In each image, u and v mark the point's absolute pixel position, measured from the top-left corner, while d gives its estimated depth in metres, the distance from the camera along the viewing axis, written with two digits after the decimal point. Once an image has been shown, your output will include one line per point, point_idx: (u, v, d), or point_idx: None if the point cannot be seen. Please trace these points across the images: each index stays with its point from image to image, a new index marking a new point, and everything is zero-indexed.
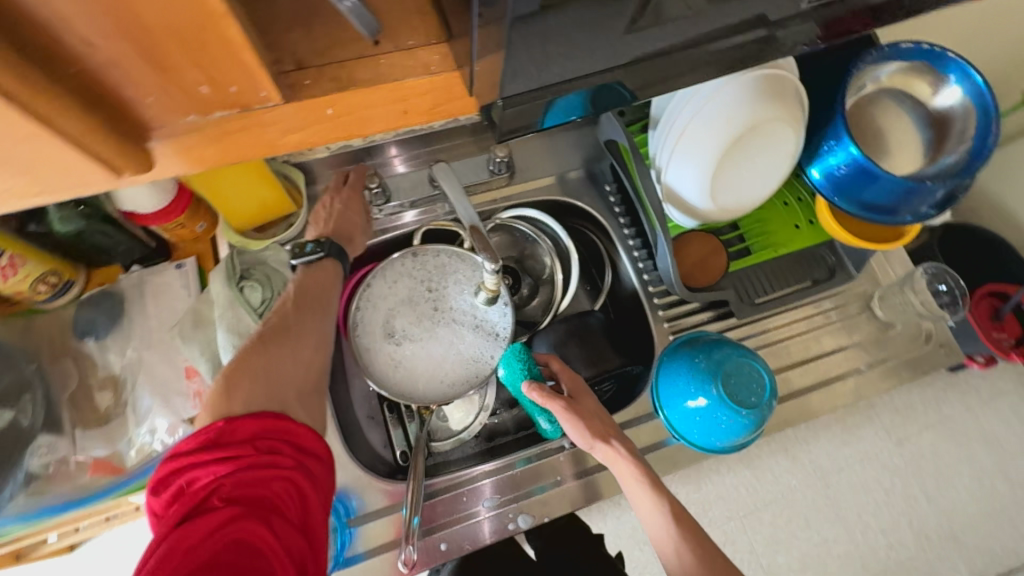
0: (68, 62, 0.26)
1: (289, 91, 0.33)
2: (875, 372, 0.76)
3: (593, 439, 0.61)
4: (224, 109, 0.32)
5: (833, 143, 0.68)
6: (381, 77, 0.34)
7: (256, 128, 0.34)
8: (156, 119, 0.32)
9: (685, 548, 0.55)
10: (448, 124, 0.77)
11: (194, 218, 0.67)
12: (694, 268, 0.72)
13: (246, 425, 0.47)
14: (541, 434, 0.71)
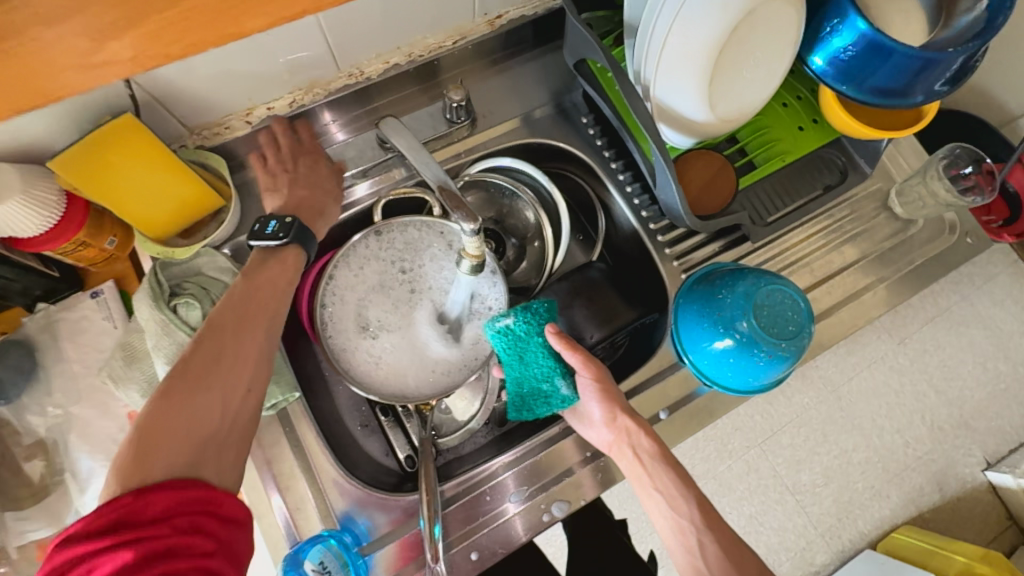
0: None
1: None
2: (902, 276, 0.70)
3: (615, 411, 0.55)
4: None
5: (836, 22, 0.58)
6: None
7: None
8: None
9: (708, 539, 0.49)
10: (387, 72, 0.64)
11: (98, 234, 0.55)
12: (701, 193, 0.63)
13: (161, 497, 0.38)
14: (531, 407, 0.59)
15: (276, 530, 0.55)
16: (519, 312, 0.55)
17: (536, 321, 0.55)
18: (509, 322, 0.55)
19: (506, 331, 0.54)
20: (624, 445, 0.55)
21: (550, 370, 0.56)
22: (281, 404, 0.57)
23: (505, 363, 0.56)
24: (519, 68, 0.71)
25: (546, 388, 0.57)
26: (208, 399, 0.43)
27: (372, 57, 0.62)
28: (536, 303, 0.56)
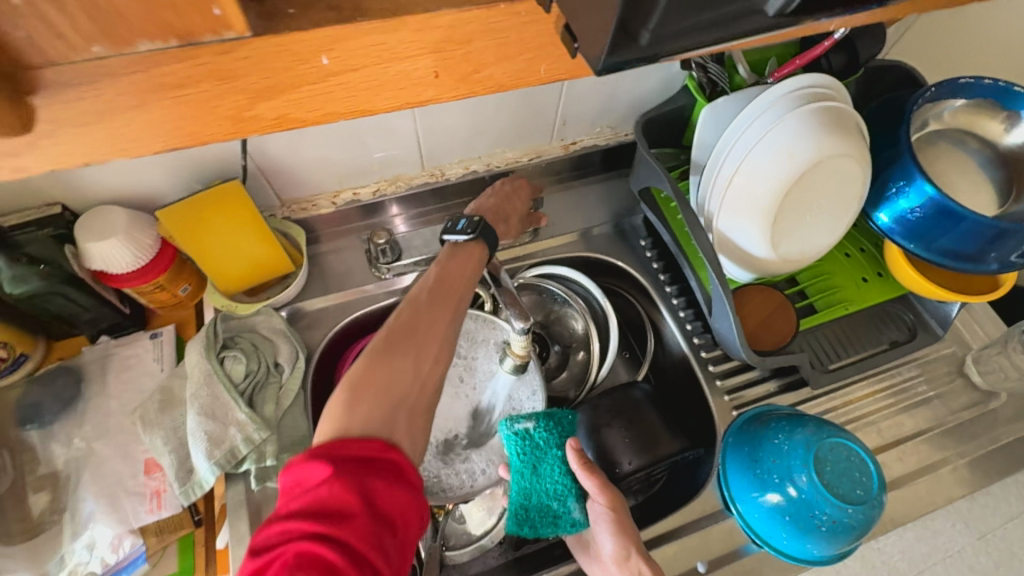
0: None
1: (282, 28, 0.23)
2: (984, 455, 0.63)
3: (629, 548, 0.50)
4: (156, 40, 0.21)
5: (903, 184, 0.60)
6: (409, 7, 0.24)
7: (212, 83, 0.23)
8: (72, 58, 0.21)
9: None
10: (465, 176, 0.70)
11: (175, 280, 0.58)
12: (760, 329, 0.62)
13: (348, 485, 0.36)
14: (535, 525, 0.54)
15: None
16: (540, 419, 0.55)
17: (555, 431, 0.54)
18: (529, 427, 0.54)
19: (523, 434, 0.54)
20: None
21: (564, 489, 0.54)
22: None
23: (517, 470, 0.54)
24: (584, 189, 0.76)
25: (556, 506, 0.54)
26: (402, 365, 0.44)
27: (454, 161, 0.69)
28: (559, 414, 0.56)
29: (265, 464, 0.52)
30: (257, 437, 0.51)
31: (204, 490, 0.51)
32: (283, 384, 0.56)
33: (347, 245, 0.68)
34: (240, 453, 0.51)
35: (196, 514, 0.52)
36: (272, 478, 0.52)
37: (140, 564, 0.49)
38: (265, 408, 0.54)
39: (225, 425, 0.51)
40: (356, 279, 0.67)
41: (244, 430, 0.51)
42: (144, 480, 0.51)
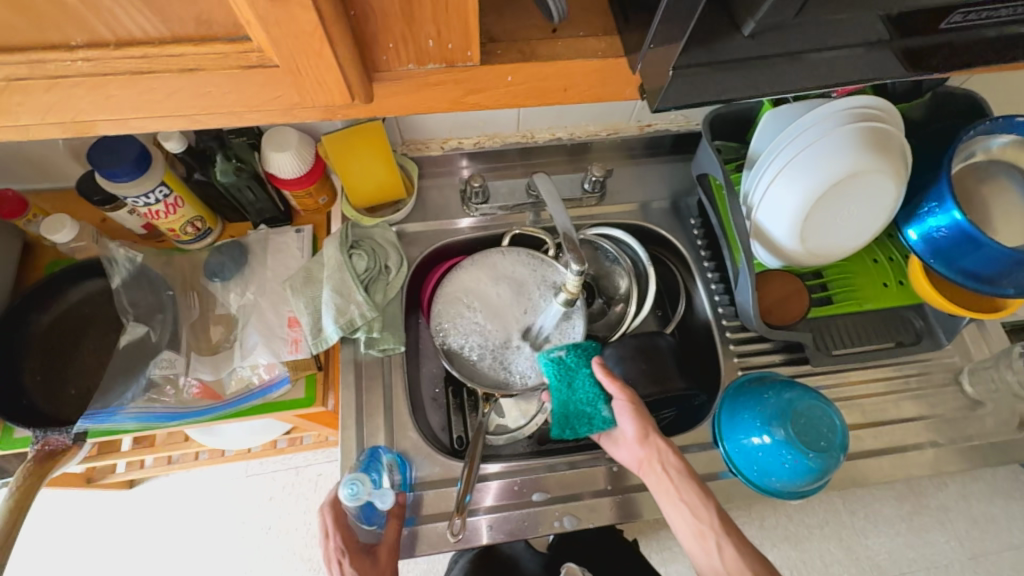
0: (352, 5, 0.31)
1: (485, 57, 0.37)
2: (957, 450, 0.72)
3: (646, 430, 0.63)
4: (436, 63, 0.36)
5: (934, 205, 0.68)
6: (559, 56, 0.38)
7: (448, 84, 0.37)
8: (386, 65, 0.36)
9: (727, 545, 0.56)
10: (550, 141, 0.84)
11: (319, 190, 0.76)
12: (776, 305, 0.73)
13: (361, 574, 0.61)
14: (574, 427, 0.68)
15: (350, 443, 0.68)
16: (569, 348, 0.69)
17: (582, 354, 0.68)
18: (562, 353, 0.68)
19: (557, 359, 0.68)
20: (654, 463, 0.63)
21: (595, 396, 0.67)
22: (388, 351, 0.72)
23: (556, 387, 0.67)
24: (651, 167, 0.87)
25: (589, 410, 0.67)
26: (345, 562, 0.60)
27: (544, 127, 0.83)
28: (583, 344, 0.70)
29: (372, 335, 0.70)
30: (369, 314, 0.69)
31: (327, 345, 0.69)
32: (389, 282, 0.74)
33: (446, 184, 0.84)
34: (356, 323, 0.68)
35: (318, 361, 0.71)
36: (375, 346, 0.70)
37: (282, 386, 0.68)
38: (376, 295, 0.71)
39: (348, 301, 0.69)
40: (449, 213, 0.82)
41: (360, 308, 0.69)
42: (287, 330, 0.70)
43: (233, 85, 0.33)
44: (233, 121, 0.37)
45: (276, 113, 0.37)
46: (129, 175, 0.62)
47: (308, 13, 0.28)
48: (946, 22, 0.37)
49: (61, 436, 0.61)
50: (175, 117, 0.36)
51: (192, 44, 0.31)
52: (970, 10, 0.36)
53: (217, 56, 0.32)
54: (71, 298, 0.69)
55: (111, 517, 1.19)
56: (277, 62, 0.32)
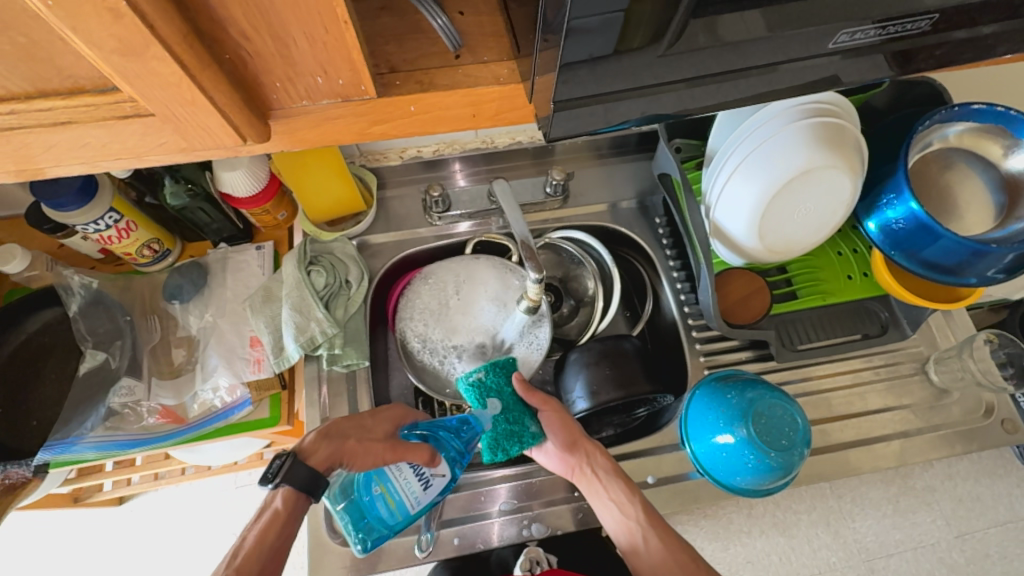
0: (223, 50, 0.31)
1: (384, 89, 0.38)
2: (925, 439, 0.73)
3: (575, 439, 0.64)
4: (330, 98, 0.36)
5: (892, 196, 0.67)
6: (459, 83, 0.39)
7: (349, 117, 0.38)
8: (279, 102, 0.36)
9: (652, 536, 0.61)
10: (511, 146, 0.84)
11: (277, 207, 0.75)
12: (735, 306, 0.73)
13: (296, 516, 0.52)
14: (506, 449, 0.62)
15: None
16: (487, 368, 0.66)
17: (501, 373, 0.65)
18: (481, 376, 0.65)
19: (476, 383, 0.64)
20: (583, 468, 0.64)
21: (519, 412, 0.64)
22: (352, 366, 0.71)
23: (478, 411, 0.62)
24: (617, 166, 0.86)
25: (517, 428, 0.63)
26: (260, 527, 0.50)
27: (503, 132, 0.82)
28: (502, 360, 0.67)
29: (334, 352, 0.70)
30: (330, 331, 0.68)
31: (291, 363, 0.69)
32: (351, 296, 0.73)
33: (408, 193, 0.83)
34: (316, 341, 0.68)
35: (282, 380, 0.71)
36: (337, 363, 0.70)
37: (244, 407, 0.68)
38: (337, 312, 0.71)
39: (307, 319, 0.68)
40: (412, 222, 0.82)
41: (321, 325, 0.68)
42: (249, 350, 0.70)
43: (112, 135, 0.34)
44: (137, 164, 0.37)
45: (172, 153, 0.37)
46: (74, 203, 0.61)
47: (168, 64, 0.29)
48: (834, 42, 0.42)
49: (20, 468, 0.60)
50: (72, 163, 0.36)
51: (60, 98, 0.31)
52: (854, 30, 0.41)
53: (90, 108, 0.32)
54: (28, 329, 0.68)
55: (100, 536, 1.19)
56: (152, 110, 0.32)
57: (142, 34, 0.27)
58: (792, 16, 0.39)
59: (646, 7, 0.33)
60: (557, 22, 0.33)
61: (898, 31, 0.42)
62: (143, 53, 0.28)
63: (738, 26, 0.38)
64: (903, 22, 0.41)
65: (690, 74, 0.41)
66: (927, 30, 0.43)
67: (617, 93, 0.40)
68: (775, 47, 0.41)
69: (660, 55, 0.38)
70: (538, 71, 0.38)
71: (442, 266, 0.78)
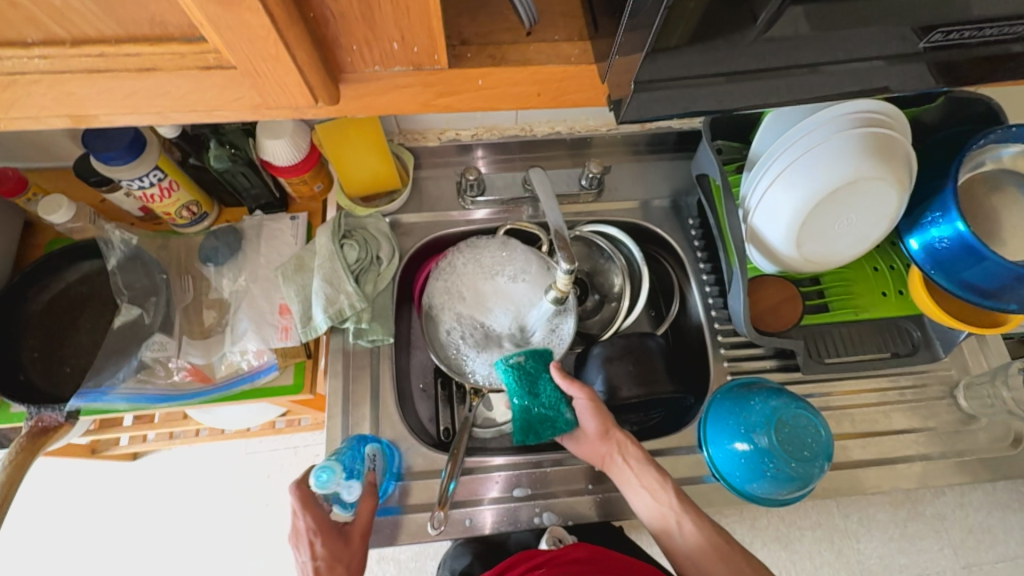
0: (310, 9, 0.31)
1: (455, 61, 0.38)
2: (948, 464, 0.71)
3: (608, 427, 0.66)
4: (402, 65, 0.37)
5: (937, 214, 0.66)
6: (529, 60, 0.39)
7: (417, 87, 0.38)
8: (351, 66, 0.36)
9: (687, 522, 0.62)
10: (549, 135, 0.83)
11: (314, 178, 0.76)
12: (766, 312, 0.73)
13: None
14: (537, 431, 0.68)
15: (336, 431, 0.69)
16: (526, 354, 0.71)
17: (540, 360, 0.70)
18: (520, 360, 0.70)
19: (515, 365, 0.69)
20: (616, 456, 0.65)
21: (555, 399, 0.69)
22: (377, 342, 0.72)
23: (516, 392, 0.67)
24: (654, 164, 0.86)
25: (552, 413, 0.68)
26: None
27: (542, 121, 0.82)
28: (541, 350, 0.72)
29: (361, 325, 0.70)
30: (358, 304, 0.69)
31: (317, 333, 0.70)
32: (380, 273, 0.74)
33: (443, 175, 0.83)
34: (345, 313, 0.69)
35: (307, 349, 0.72)
36: (364, 336, 0.71)
37: (270, 371, 0.69)
38: (366, 286, 0.71)
39: (338, 291, 0.69)
40: (445, 204, 0.82)
41: (350, 298, 0.69)
42: (278, 317, 0.71)
43: (191, 86, 0.35)
44: (205, 118, 0.38)
45: (241, 110, 0.38)
46: (122, 158, 0.62)
47: (259, 16, 0.29)
48: (926, 41, 0.40)
49: (54, 413, 0.63)
50: (146, 112, 0.37)
51: (147, 44, 0.32)
52: (950, 30, 0.39)
53: (175, 56, 0.32)
54: (67, 279, 0.69)
55: (113, 488, 1.22)
56: (233, 63, 0.33)
57: None
58: (872, 12, 0.37)
59: None
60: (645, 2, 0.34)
61: (995, 35, 0.40)
62: (238, 3, 0.28)
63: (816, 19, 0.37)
64: (1002, 26, 0.39)
65: (758, 66, 0.40)
66: (1023, 37, 0.41)
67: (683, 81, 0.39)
68: (850, 47, 0.40)
69: (728, 49, 0.38)
70: (619, 50, 0.38)
71: (501, 248, 0.77)
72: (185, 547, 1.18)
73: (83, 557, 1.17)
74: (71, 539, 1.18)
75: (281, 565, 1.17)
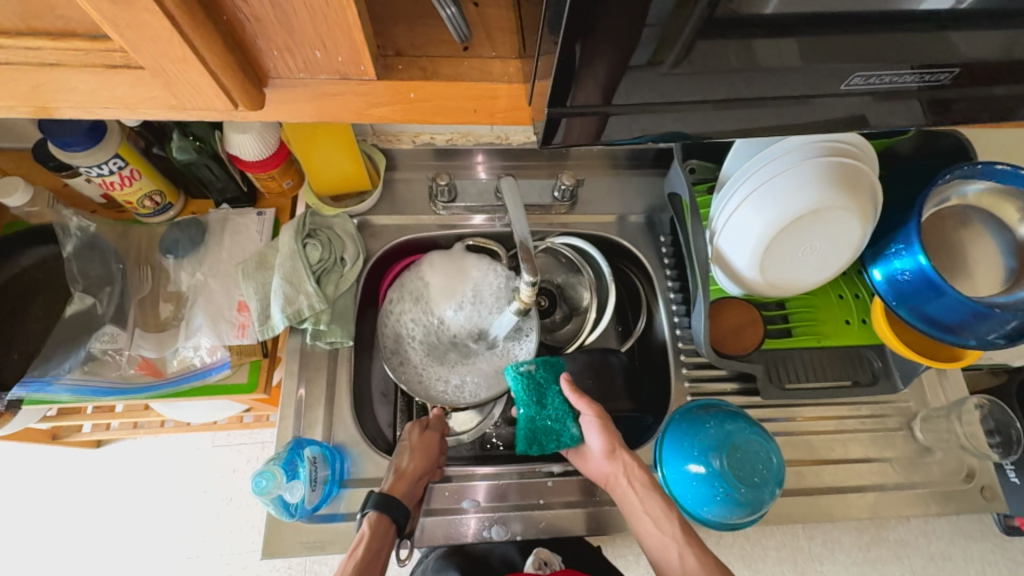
0: (221, 11, 0.31)
1: (386, 70, 0.38)
2: (901, 495, 0.71)
3: (614, 445, 0.66)
4: (328, 74, 0.36)
5: (901, 247, 0.66)
6: (461, 75, 0.39)
7: (353, 95, 0.38)
8: (276, 70, 0.36)
9: (689, 555, 0.59)
10: (526, 145, 0.83)
11: (284, 175, 0.75)
12: (727, 334, 0.73)
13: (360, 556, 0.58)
14: (541, 443, 0.68)
15: (287, 433, 0.68)
16: (536, 363, 0.69)
17: (551, 371, 0.69)
18: (530, 368, 0.68)
19: (525, 374, 0.67)
20: (620, 478, 0.65)
21: (562, 413, 0.68)
22: (335, 344, 0.71)
23: (526, 401, 0.66)
24: (630, 179, 0.85)
25: (557, 427, 0.68)
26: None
27: (519, 130, 0.82)
28: (552, 360, 0.70)
29: (319, 327, 0.69)
30: (318, 305, 0.68)
31: (274, 333, 0.68)
32: (343, 274, 0.73)
33: (417, 178, 0.82)
34: (303, 314, 0.67)
35: (264, 347, 0.71)
36: (321, 338, 0.70)
37: (222, 369, 0.68)
38: (328, 287, 0.70)
39: (297, 291, 0.68)
40: (417, 208, 0.81)
41: (310, 299, 0.68)
42: (236, 314, 0.70)
43: (103, 84, 0.34)
44: (128, 115, 0.37)
45: (164, 109, 0.37)
46: (81, 144, 0.61)
47: (159, 19, 0.28)
48: (845, 84, 0.41)
49: None
50: (65, 106, 0.36)
51: (50, 38, 0.31)
52: (870, 74, 0.40)
53: (77, 52, 0.32)
54: (22, 263, 0.68)
55: (73, 476, 1.20)
56: (142, 63, 0.32)
57: None
58: (811, 49, 0.37)
59: (661, 21, 0.33)
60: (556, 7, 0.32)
61: (917, 79, 0.41)
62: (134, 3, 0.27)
63: (752, 51, 0.37)
64: (922, 73, 0.40)
65: (706, 97, 0.40)
66: (948, 82, 0.42)
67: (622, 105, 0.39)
68: (796, 78, 0.39)
69: (669, 72, 0.37)
70: (537, 74, 0.38)
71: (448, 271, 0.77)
72: (143, 538, 1.16)
73: (38, 544, 1.15)
74: (29, 524, 1.16)
75: (240, 561, 1.15)
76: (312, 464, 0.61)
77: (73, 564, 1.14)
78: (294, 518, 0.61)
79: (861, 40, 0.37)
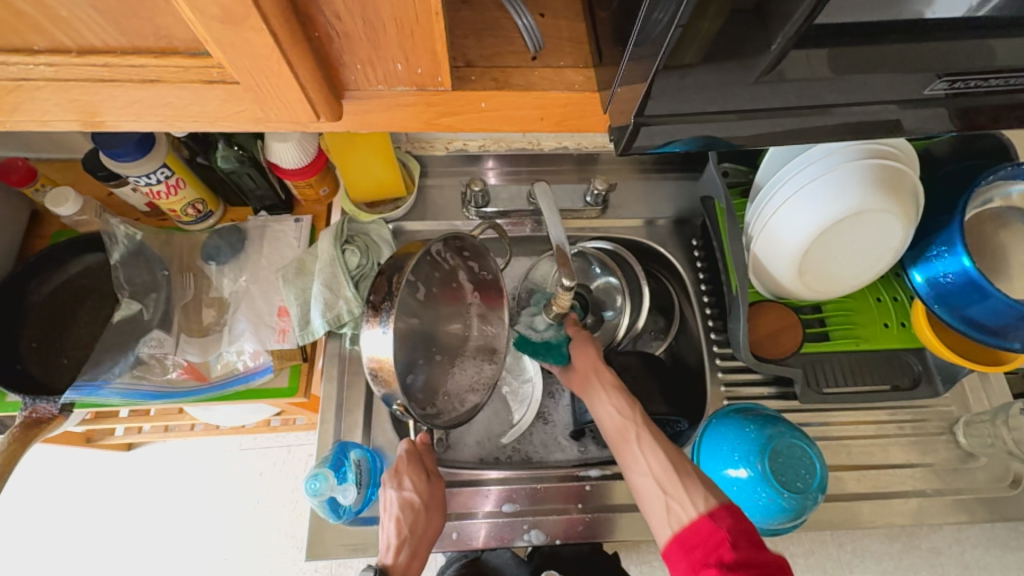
0: (315, 29, 0.32)
1: (458, 82, 0.39)
2: (943, 502, 0.70)
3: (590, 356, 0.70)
4: (405, 86, 0.38)
5: (943, 248, 0.65)
6: (533, 85, 0.41)
7: (420, 106, 0.39)
8: (355, 84, 0.37)
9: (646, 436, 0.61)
10: (556, 150, 0.85)
11: (320, 182, 0.76)
12: (765, 339, 0.72)
13: None
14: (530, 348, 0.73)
15: (327, 436, 0.68)
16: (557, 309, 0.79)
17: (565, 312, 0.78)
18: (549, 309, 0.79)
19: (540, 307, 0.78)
20: (592, 376, 0.68)
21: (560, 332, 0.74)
22: None
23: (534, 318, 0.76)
24: (661, 183, 0.85)
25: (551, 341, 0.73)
26: None
27: (551, 137, 0.83)
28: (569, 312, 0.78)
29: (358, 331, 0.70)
30: (357, 311, 0.69)
31: (315, 337, 0.69)
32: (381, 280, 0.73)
33: (449, 184, 0.83)
34: (343, 319, 0.69)
35: (304, 352, 0.72)
36: None
37: (265, 373, 0.70)
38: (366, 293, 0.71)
39: (337, 297, 0.69)
40: (449, 213, 0.82)
41: (349, 304, 0.69)
42: (277, 319, 0.71)
43: (193, 98, 0.36)
44: (208, 128, 0.39)
45: (245, 122, 0.39)
46: (131, 156, 0.63)
47: (263, 36, 0.30)
48: (929, 89, 0.40)
49: (48, 405, 0.62)
50: (150, 120, 0.38)
51: (152, 56, 0.33)
52: (953, 82, 0.40)
53: (178, 69, 0.33)
54: (70, 270, 0.70)
55: (105, 477, 1.22)
56: (237, 79, 0.34)
57: (245, 5, 0.27)
58: (872, 57, 0.38)
59: (728, 31, 0.33)
60: (651, 30, 0.34)
61: (1002, 84, 0.40)
62: (243, 23, 0.29)
63: (818, 61, 0.37)
64: (1005, 77, 0.40)
65: (741, 108, 0.40)
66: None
67: (679, 112, 0.40)
68: (854, 86, 0.40)
69: (734, 78, 0.37)
70: (619, 83, 0.40)
71: (483, 258, 0.65)
72: (172, 539, 1.17)
73: (72, 542, 1.17)
74: (63, 523, 1.19)
75: (268, 564, 1.16)
76: (358, 467, 0.62)
77: (107, 566, 1.16)
78: (341, 520, 0.62)
79: (921, 48, 0.37)
